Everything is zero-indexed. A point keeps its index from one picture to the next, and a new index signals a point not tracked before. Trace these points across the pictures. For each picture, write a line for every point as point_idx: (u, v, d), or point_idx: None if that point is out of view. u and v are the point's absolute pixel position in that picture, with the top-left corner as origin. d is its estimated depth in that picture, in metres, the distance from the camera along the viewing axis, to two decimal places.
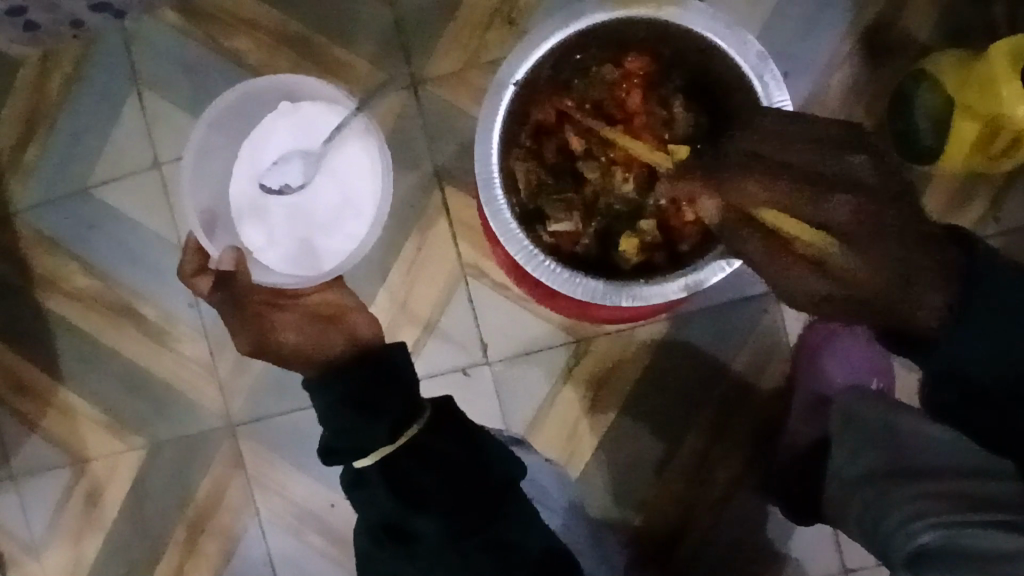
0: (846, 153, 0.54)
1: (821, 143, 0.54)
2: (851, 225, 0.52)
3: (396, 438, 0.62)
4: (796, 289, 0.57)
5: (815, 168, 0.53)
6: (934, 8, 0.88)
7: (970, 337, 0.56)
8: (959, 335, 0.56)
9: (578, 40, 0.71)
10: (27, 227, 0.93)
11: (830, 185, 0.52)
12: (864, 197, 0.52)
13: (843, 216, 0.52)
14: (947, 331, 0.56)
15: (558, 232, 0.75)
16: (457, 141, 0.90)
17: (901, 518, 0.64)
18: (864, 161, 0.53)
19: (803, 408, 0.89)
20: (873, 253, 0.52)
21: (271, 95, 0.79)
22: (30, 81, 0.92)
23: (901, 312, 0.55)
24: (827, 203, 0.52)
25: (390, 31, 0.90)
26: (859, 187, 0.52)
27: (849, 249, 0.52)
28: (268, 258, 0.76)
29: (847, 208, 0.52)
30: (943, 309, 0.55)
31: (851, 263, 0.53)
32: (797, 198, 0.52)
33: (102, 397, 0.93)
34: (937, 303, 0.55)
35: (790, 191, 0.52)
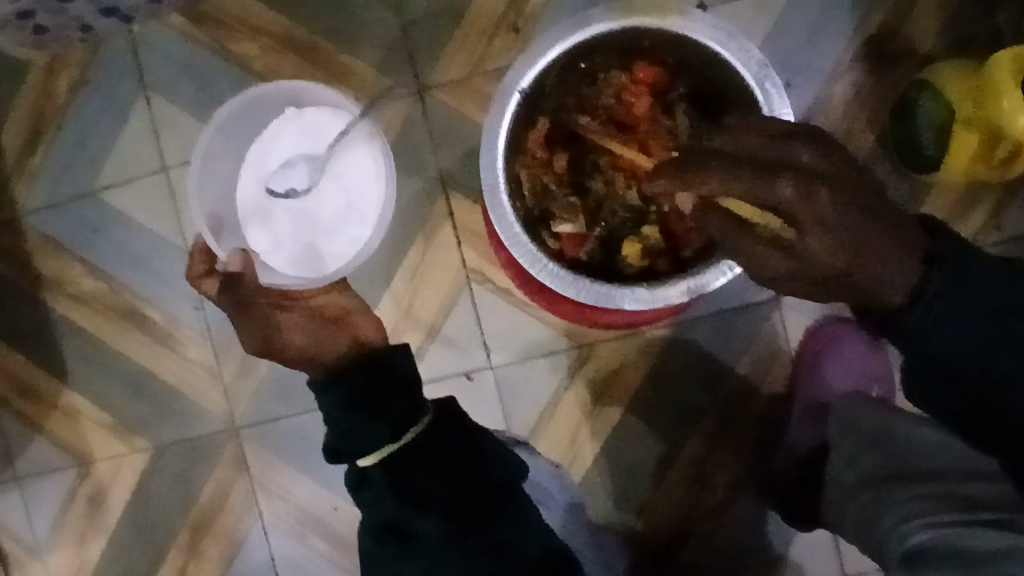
0: (795, 145, 0.51)
1: (772, 137, 0.51)
2: (803, 206, 0.48)
3: (398, 437, 0.63)
4: (764, 273, 0.54)
5: (753, 157, 0.49)
6: (936, 18, 0.89)
7: (961, 332, 0.57)
8: (952, 329, 0.56)
9: (584, 48, 0.72)
10: (34, 229, 0.93)
11: (772, 169, 0.48)
12: (805, 176, 0.48)
13: (789, 198, 0.48)
14: (937, 319, 0.55)
15: (562, 236, 0.76)
16: (462, 146, 0.90)
17: (895, 518, 0.65)
18: (808, 151, 0.50)
19: (802, 414, 0.90)
20: (828, 234, 0.49)
21: (273, 100, 0.78)
22: (38, 84, 0.92)
23: (875, 301, 0.54)
24: (775, 189, 0.47)
25: (396, 38, 0.90)
26: (802, 171, 0.48)
27: (800, 233, 0.50)
28: (274, 261, 0.77)
29: (793, 189, 0.47)
30: (918, 295, 0.54)
31: (807, 241, 0.49)
32: (746, 184, 0.48)
33: (106, 400, 0.94)
34: (907, 281, 0.54)
35: (738, 181, 0.48)
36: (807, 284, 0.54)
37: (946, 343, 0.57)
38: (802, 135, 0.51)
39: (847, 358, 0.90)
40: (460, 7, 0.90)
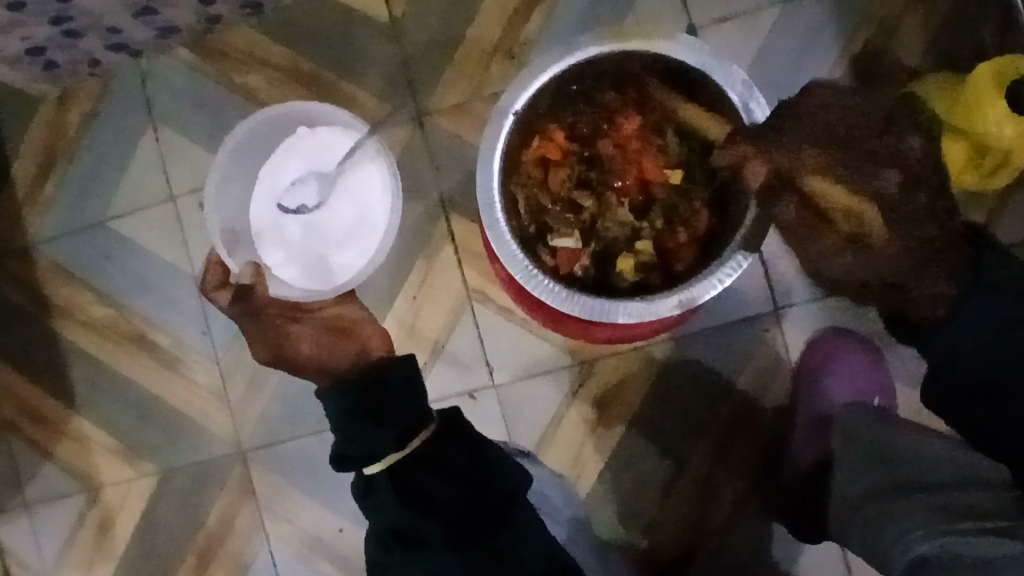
0: (903, 141, 0.73)
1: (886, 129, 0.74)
2: (897, 200, 0.71)
3: (405, 445, 0.65)
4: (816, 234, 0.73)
5: (845, 139, 0.72)
6: (923, 34, 0.91)
7: (970, 319, 0.65)
8: (959, 317, 0.65)
9: (574, 72, 0.74)
10: (45, 258, 0.95)
11: (880, 165, 0.71)
12: (906, 174, 0.72)
13: (887, 191, 0.71)
14: (946, 316, 0.66)
15: (558, 251, 0.78)
16: (461, 170, 0.92)
17: (900, 528, 0.64)
18: (916, 149, 0.74)
19: (806, 429, 0.91)
20: (903, 227, 0.70)
21: (289, 121, 0.82)
22: (49, 118, 0.95)
23: (913, 293, 0.69)
24: (878, 178, 0.71)
25: (396, 66, 0.93)
26: (904, 167, 0.72)
27: (888, 229, 0.71)
28: (285, 274, 0.79)
29: (895, 179, 0.71)
30: (952, 298, 0.65)
31: (888, 232, 0.71)
32: (841, 164, 0.71)
33: (115, 426, 0.95)
34: (945, 293, 0.66)
35: (835, 160, 0.71)
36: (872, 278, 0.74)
37: (949, 334, 0.66)
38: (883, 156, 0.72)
39: (848, 371, 0.90)
40: (457, 35, 0.93)
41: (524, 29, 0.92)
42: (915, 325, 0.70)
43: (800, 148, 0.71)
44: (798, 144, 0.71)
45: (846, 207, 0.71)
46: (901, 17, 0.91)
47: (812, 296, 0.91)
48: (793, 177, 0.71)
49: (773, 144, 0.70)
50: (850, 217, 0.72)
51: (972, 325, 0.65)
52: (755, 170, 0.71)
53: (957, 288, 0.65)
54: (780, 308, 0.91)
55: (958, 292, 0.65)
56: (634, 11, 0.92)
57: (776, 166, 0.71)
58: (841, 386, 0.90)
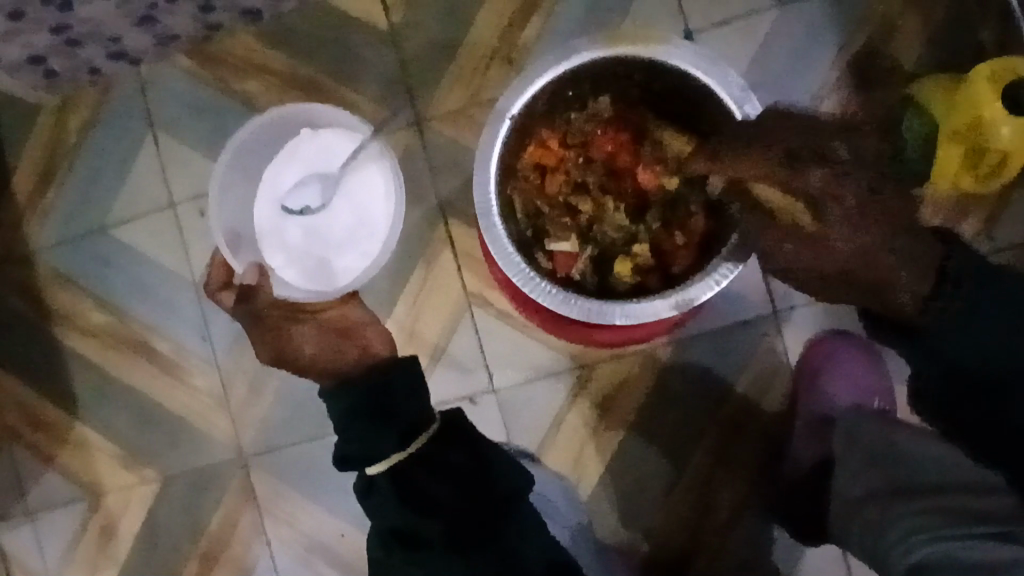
0: (830, 148, 0.77)
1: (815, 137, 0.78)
2: (825, 191, 0.71)
3: (406, 447, 0.65)
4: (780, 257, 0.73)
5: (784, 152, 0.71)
6: (919, 36, 0.91)
7: (954, 335, 0.64)
8: (949, 330, 0.64)
9: (572, 77, 0.75)
10: (46, 265, 0.96)
11: (807, 164, 0.71)
12: (831, 172, 0.71)
13: (820, 184, 0.70)
14: (933, 321, 0.64)
15: (556, 255, 0.78)
16: (459, 174, 0.92)
17: (900, 532, 0.65)
18: (843, 151, 0.78)
19: (805, 429, 0.90)
20: (846, 226, 0.70)
21: (292, 123, 0.82)
22: (49, 126, 0.95)
23: (881, 293, 0.68)
24: (807, 176, 0.70)
25: (394, 71, 0.93)
26: (832, 172, 0.72)
27: (823, 220, 0.70)
28: (287, 276, 0.78)
29: (820, 178, 0.71)
30: (924, 299, 0.64)
31: (828, 225, 0.70)
32: (783, 172, 0.69)
33: (116, 431, 0.95)
34: (920, 292, 0.65)
35: (769, 164, 0.69)
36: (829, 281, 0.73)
37: (938, 339, 0.65)
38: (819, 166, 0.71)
39: (846, 374, 0.90)
40: (455, 40, 0.93)
41: (521, 34, 0.93)
42: (903, 323, 0.68)
43: (752, 156, 0.70)
44: (747, 145, 0.70)
45: (789, 211, 0.70)
46: (897, 19, 0.91)
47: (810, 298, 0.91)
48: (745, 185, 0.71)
49: (727, 154, 0.71)
50: (792, 220, 0.70)
51: (957, 341, 0.64)
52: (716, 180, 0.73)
53: (934, 288, 0.64)
54: (779, 311, 0.91)
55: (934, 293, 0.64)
56: (631, 15, 0.92)
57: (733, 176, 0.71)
58: (842, 390, 0.89)
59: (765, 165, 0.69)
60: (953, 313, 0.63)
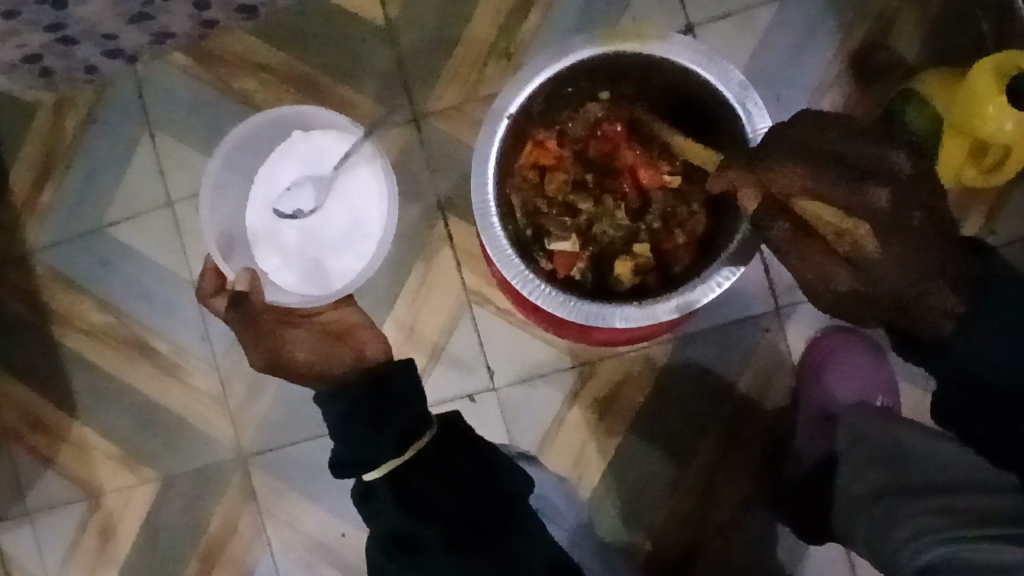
0: (885, 150, 0.62)
1: (866, 141, 0.62)
2: (895, 217, 0.61)
3: (405, 449, 0.64)
4: (812, 269, 0.66)
5: (850, 161, 0.60)
6: (921, 29, 0.90)
7: (968, 339, 0.62)
8: (961, 336, 0.62)
9: (569, 75, 0.74)
10: (44, 265, 0.95)
11: (875, 179, 0.60)
12: (895, 189, 0.60)
13: (886, 208, 0.60)
14: (953, 334, 0.62)
15: (555, 255, 0.78)
16: (457, 172, 0.92)
17: (907, 534, 0.64)
18: (902, 160, 0.63)
19: (810, 426, 0.89)
20: (903, 249, 0.61)
21: (284, 125, 0.83)
22: (45, 125, 0.95)
23: (910, 316, 0.63)
24: (869, 196, 0.60)
25: (391, 68, 0.92)
26: (895, 181, 0.61)
27: (883, 245, 0.61)
28: (282, 279, 0.79)
29: (888, 197, 0.60)
30: (954, 314, 0.62)
31: (886, 253, 0.61)
32: (837, 191, 0.59)
33: (116, 432, 0.95)
34: (949, 308, 0.62)
35: (818, 183, 0.59)
36: (844, 298, 0.66)
37: (952, 349, 0.63)
38: (881, 174, 0.60)
39: (848, 369, 0.89)
40: (453, 36, 0.92)
41: (519, 30, 0.92)
42: (920, 340, 0.65)
43: (798, 162, 0.59)
44: (796, 159, 0.59)
45: (841, 228, 0.63)
46: (899, 12, 0.90)
47: None
48: (786, 201, 0.62)
49: (773, 165, 0.60)
50: (845, 239, 0.63)
51: (972, 344, 0.62)
52: (745, 196, 0.63)
53: (962, 304, 0.61)
54: (780, 308, 0.91)
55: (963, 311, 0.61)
56: (630, 10, 0.91)
57: (772, 189, 0.61)
58: (844, 385, 0.88)
59: (824, 186, 0.59)
60: (963, 323, 0.62)
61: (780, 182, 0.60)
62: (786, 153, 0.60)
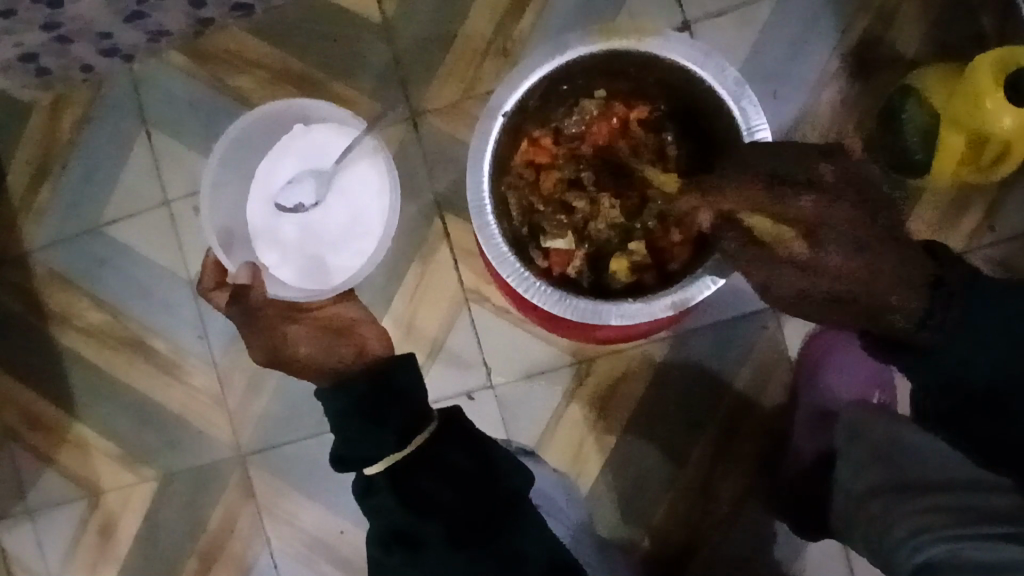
0: (816, 162, 0.68)
1: (801, 155, 0.67)
2: (819, 217, 0.63)
3: (405, 445, 0.65)
4: (781, 286, 0.65)
5: (771, 173, 0.65)
6: (921, 23, 0.90)
7: (957, 343, 0.60)
8: (947, 339, 0.60)
9: (563, 73, 0.73)
10: (42, 265, 0.95)
11: (795, 187, 0.64)
12: (823, 198, 0.64)
13: (807, 209, 0.64)
14: (934, 336, 0.60)
15: (551, 253, 0.79)
16: (454, 169, 0.92)
17: (907, 531, 0.64)
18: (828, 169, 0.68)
19: (806, 424, 0.90)
20: (839, 246, 0.62)
21: (283, 120, 0.83)
22: (42, 125, 0.95)
23: (881, 323, 0.61)
24: (791, 202, 0.64)
25: (388, 65, 0.92)
26: (824, 193, 0.65)
27: (817, 245, 0.62)
28: (282, 275, 0.79)
29: (808, 203, 0.64)
30: (920, 319, 0.60)
31: (821, 251, 0.62)
32: (768, 200, 0.64)
33: (115, 430, 0.95)
34: (914, 312, 0.60)
35: (762, 194, 0.64)
36: (826, 308, 0.64)
37: (945, 355, 0.60)
38: (804, 185, 0.65)
39: (846, 365, 0.90)
40: (449, 32, 0.92)
41: (517, 27, 0.91)
42: (900, 344, 0.62)
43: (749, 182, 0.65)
44: (738, 177, 0.66)
45: (774, 234, 0.64)
46: (898, 7, 0.90)
47: None
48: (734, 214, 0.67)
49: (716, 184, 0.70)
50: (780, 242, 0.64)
51: (967, 351, 0.60)
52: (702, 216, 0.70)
53: (930, 308, 0.59)
54: None
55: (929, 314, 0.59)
56: (627, 6, 0.91)
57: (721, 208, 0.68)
58: (842, 382, 0.90)
59: (753, 197, 0.64)
60: (944, 326, 0.60)
61: (732, 195, 0.67)
62: (739, 177, 0.66)
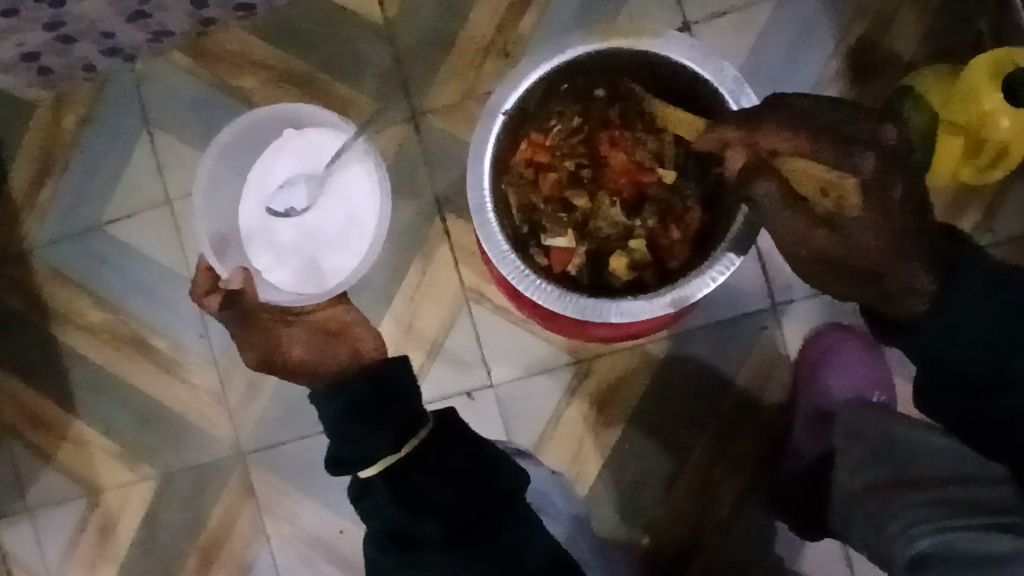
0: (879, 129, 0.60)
1: (858, 116, 0.61)
2: (876, 181, 0.58)
3: (401, 447, 0.65)
4: (805, 248, 0.61)
5: (837, 129, 0.59)
6: (919, 26, 0.90)
7: (946, 326, 0.59)
8: (940, 324, 0.59)
9: (563, 72, 0.74)
10: (43, 263, 0.96)
11: (859, 145, 0.59)
12: (888, 161, 0.58)
13: (870, 171, 0.58)
14: (929, 316, 0.59)
15: (552, 250, 0.79)
16: (455, 169, 0.92)
17: (900, 525, 0.64)
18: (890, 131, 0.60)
19: (806, 423, 0.89)
20: (880, 217, 0.58)
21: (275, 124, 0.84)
22: (44, 124, 0.95)
23: (895, 298, 0.59)
24: (855, 158, 0.58)
25: (389, 65, 0.93)
26: (888, 155, 0.59)
27: (864, 206, 0.58)
28: (276, 277, 0.80)
29: (874, 163, 0.58)
30: (932, 288, 0.58)
31: (866, 212, 0.58)
32: (828, 154, 0.58)
33: (115, 429, 0.95)
34: (923, 285, 0.58)
35: (821, 143, 0.58)
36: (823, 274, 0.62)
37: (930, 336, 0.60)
38: (865, 143, 0.59)
39: (849, 366, 0.89)
40: (450, 33, 0.92)
41: (517, 27, 0.92)
42: (897, 322, 0.62)
43: (793, 129, 0.59)
44: (791, 116, 0.60)
45: (826, 185, 0.58)
46: (896, 10, 0.90)
47: (811, 292, 0.91)
48: (770, 158, 0.61)
49: (765, 125, 0.61)
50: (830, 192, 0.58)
51: (951, 329, 0.59)
52: (734, 155, 0.64)
53: (935, 279, 0.58)
54: (778, 304, 0.91)
55: (939, 284, 0.58)
56: (627, 7, 0.91)
57: (759, 151, 0.61)
58: (843, 383, 0.88)
59: (804, 141, 0.59)
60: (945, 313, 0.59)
61: (766, 132, 0.60)
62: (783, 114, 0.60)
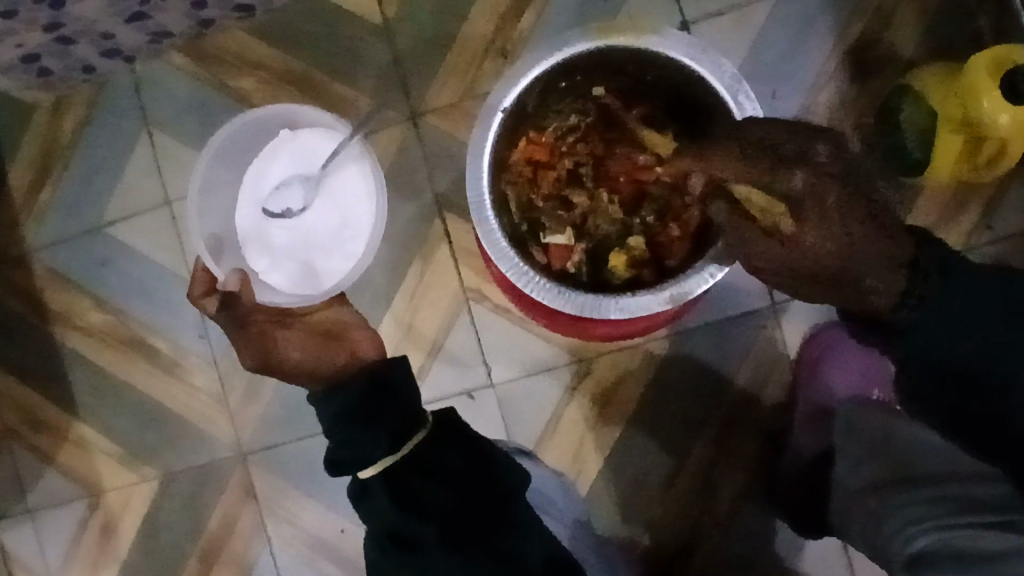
0: (813, 140, 0.53)
1: (795, 128, 0.54)
2: (810, 194, 0.52)
3: (398, 449, 0.65)
4: (758, 263, 0.57)
5: (773, 145, 0.54)
6: (918, 23, 0.90)
7: (928, 321, 0.57)
8: (918, 320, 0.57)
9: (563, 70, 0.74)
10: (43, 265, 0.96)
11: (783, 160, 0.53)
12: (824, 171, 0.52)
13: (801, 187, 0.52)
14: (909, 316, 0.57)
15: (551, 248, 0.79)
16: (454, 169, 0.92)
17: (899, 523, 0.65)
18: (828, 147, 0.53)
19: (805, 422, 0.90)
20: (823, 227, 0.52)
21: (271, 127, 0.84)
22: (43, 125, 0.95)
23: (856, 302, 0.57)
24: (784, 177, 0.52)
25: (388, 66, 0.93)
26: (827, 165, 0.52)
27: (800, 223, 0.53)
28: (272, 279, 0.81)
29: (804, 179, 0.52)
30: (898, 298, 0.56)
31: (804, 226, 0.53)
32: (763, 168, 0.53)
33: (115, 430, 0.95)
34: (895, 287, 0.56)
35: (750, 166, 0.54)
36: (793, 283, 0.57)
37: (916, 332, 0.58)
38: (797, 157, 0.52)
39: (847, 364, 0.89)
40: (449, 33, 0.92)
41: (516, 27, 0.92)
42: (878, 319, 0.59)
43: (729, 155, 0.56)
44: (727, 145, 0.57)
45: (765, 207, 0.55)
46: (894, 7, 0.90)
47: None
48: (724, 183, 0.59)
49: (714, 158, 0.58)
50: (765, 215, 0.55)
51: (932, 326, 0.57)
52: (708, 187, 0.62)
53: (907, 278, 0.56)
54: (777, 302, 0.91)
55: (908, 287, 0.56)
56: (625, 6, 0.91)
57: (714, 174, 0.60)
58: (841, 381, 0.89)
59: (746, 168, 0.54)
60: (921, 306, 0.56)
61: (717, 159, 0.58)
62: (730, 141, 0.57)
